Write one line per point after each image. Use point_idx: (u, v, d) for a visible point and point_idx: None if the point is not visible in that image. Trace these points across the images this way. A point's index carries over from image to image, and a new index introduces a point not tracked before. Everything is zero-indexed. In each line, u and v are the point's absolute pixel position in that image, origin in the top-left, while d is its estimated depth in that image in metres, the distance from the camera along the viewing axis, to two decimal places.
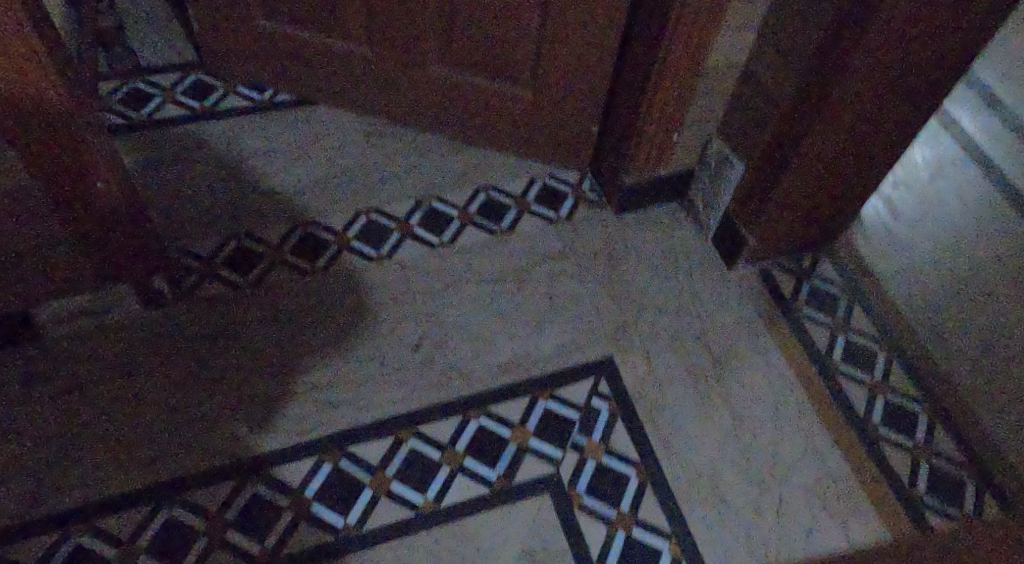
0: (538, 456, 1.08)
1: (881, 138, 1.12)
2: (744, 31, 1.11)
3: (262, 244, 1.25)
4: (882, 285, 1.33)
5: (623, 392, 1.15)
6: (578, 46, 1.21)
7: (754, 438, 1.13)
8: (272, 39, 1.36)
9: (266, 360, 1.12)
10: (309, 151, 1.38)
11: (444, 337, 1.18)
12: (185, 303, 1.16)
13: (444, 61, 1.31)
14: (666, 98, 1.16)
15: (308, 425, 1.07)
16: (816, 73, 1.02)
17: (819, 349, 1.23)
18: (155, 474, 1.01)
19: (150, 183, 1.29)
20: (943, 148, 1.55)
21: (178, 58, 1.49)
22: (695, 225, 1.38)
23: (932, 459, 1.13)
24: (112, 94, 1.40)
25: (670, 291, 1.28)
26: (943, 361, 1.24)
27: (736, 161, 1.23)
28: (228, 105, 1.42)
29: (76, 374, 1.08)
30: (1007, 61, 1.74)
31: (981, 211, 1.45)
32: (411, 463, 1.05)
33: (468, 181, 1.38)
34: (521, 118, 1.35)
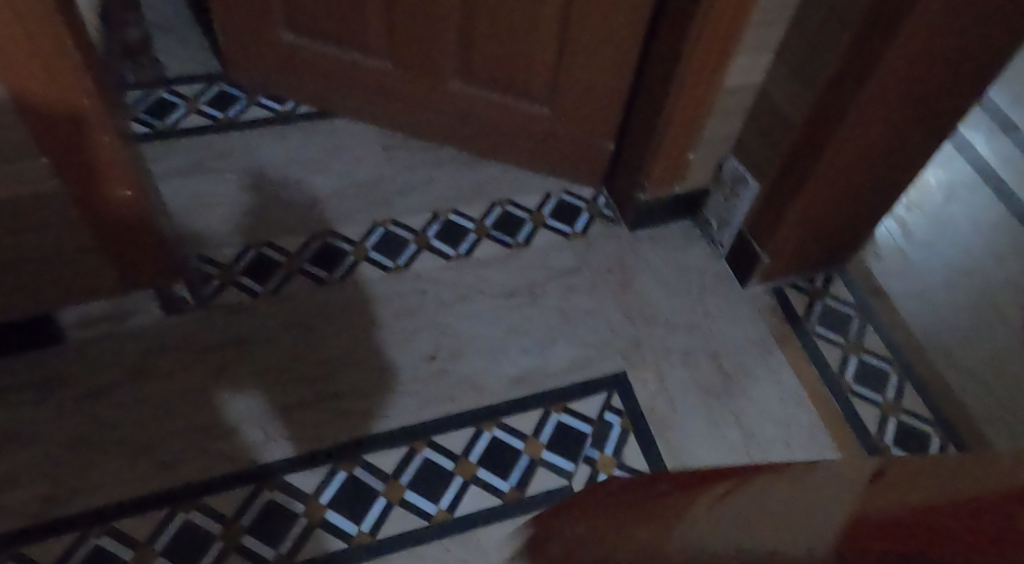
0: (550, 469, 1.09)
1: (895, 159, 1.13)
2: (761, 53, 1.12)
3: (281, 253, 1.27)
4: (894, 305, 1.33)
5: (635, 407, 1.16)
6: (596, 63, 1.22)
7: (765, 454, 1.14)
8: (295, 52, 1.39)
9: (283, 367, 1.14)
10: (329, 162, 1.40)
11: (459, 348, 1.20)
12: (205, 309, 1.18)
13: (464, 76, 1.33)
14: (682, 117, 1.18)
15: (323, 432, 1.09)
16: (833, 95, 1.03)
17: (830, 368, 1.24)
18: (172, 478, 1.03)
19: (173, 191, 1.32)
20: (956, 170, 1.56)
21: (202, 69, 1.51)
22: (709, 242, 1.39)
23: None
24: (137, 103, 1.43)
25: (682, 307, 1.29)
26: (955, 383, 1.24)
27: (751, 180, 1.25)
28: (250, 116, 1.45)
29: (97, 377, 1.10)
30: (1020, 85, 1.75)
31: (993, 234, 1.46)
32: (425, 473, 1.07)
33: (484, 195, 1.40)
34: (538, 133, 1.37)
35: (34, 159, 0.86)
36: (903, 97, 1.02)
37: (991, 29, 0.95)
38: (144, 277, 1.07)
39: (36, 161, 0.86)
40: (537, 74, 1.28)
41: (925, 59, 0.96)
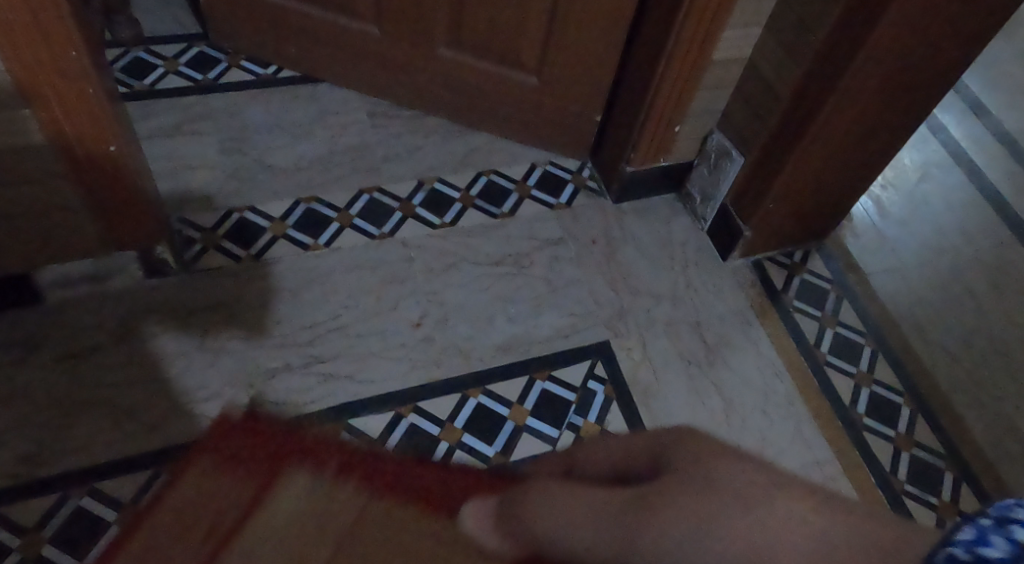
0: (536, 435, 1.10)
1: (877, 136, 1.15)
2: (750, 29, 1.13)
3: (264, 218, 1.25)
4: (869, 280, 1.37)
5: (618, 375, 1.18)
6: (586, 34, 1.22)
7: (746, 425, 1.16)
8: (278, 13, 1.36)
9: (269, 332, 1.13)
10: (313, 127, 1.38)
11: (446, 315, 1.20)
12: (187, 273, 1.17)
13: (452, 44, 1.32)
14: (671, 89, 1.18)
15: (308, 398, 1.08)
16: (821, 69, 1.04)
17: (807, 340, 1.27)
18: (155, 441, 1.02)
19: (153, 152, 1.29)
20: (930, 151, 1.60)
21: (182, 30, 1.48)
22: (692, 216, 1.41)
23: (913, 448, 1.17)
24: (114, 62, 1.39)
25: (666, 281, 1.31)
26: (926, 356, 1.28)
27: (735, 154, 1.26)
28: (231, 79, 1.42)
29: (78, 339, 1.08)
30: (993, 71, 1.79)
31: (964, 213, 1.50)
32: (412, 437, 1.07)
33: (470, 164, 1.39)
34: (526, 104, 1.37)
35: (18, 108, 0.83)
36: (887, 76, 1.03)
37: (977, 7, 0.96)
38: (126, 237, 1.05)
39: (19, 111, 0.84)
40: (526, 42, 1.27)
41: (914, 34, 0.98)
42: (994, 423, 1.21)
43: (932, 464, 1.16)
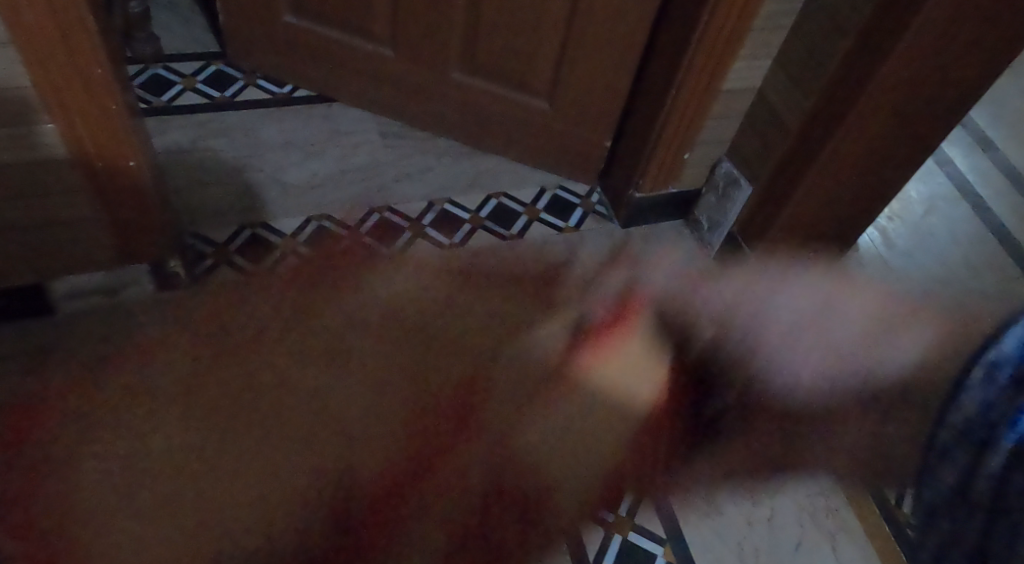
0: (540, 457, 1.11)
1: (883, 170, 1.16)
2: (760, 61, 1.15)
3: (277, 234, 1.27)
4: (874, 311, 1.37)
5: (624, 402, 1.19)
6: (598, 60, 1.24)
7: (749, 453, 1.16)
8: (297, 34, 1.39)
9: (276, 349, 1.14)
10: (326, 146, 1.40)
11: (452, 335, 1.21)
12: (198, 289, 1.18)
13: (466, 68, 1.34)
14: (681, 116, 1.20)
15: (314, 414, 1.09)
16: (831, 99, 1.06)
17: (813, 370, 1.27)
18: (163, 452, 1.02)
19: (168, 167, 1.31)
20: (936, 183, 1.61)
21: (200, 48, 1.50)
22: (698, 242, 1.42)
23: (918, 482, 1.17)
24: (133, 78, 1.42)
25: (673, 308, 1.31)
26: (932, 388, 1.28)
27: (744, 183, 1.27)
28: (246, 98, 1.44)
29: (88, 349, 1.09)
30: (1000, 105, 1.80)
31: (970, 246, 1.51)
32: (415, 456, 1.08)
33: (481, 186, 1.41)
34: (537, 128, 1.38)
35: (41, 121, 0.85)
36: (895, 110, 1.05)
37: (986, 43, 0.97)
38: (140, 249, 1.06)
39: (43, 125, 0.86)
40: (539, 68, 1.29)
41: (923, 68, 0.99)
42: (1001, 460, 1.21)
43: (938, 497, 1.16)
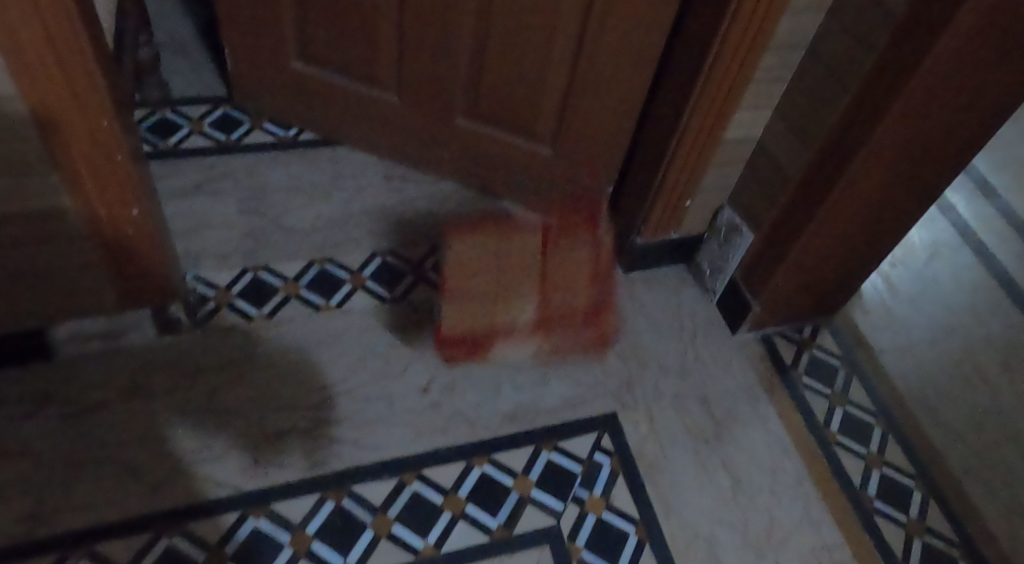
0: (539, 507, 1.09)
1: (885, 219, 1.16)
2: (761, 111, 1.16)
3: (279, 278, 1.27)
4: (878, 358, 1.36)
5: (625, 449, 1.17)
6: (600, 107, 1.25)
7: (753, 505, 1.15)
8: (304, 79, 1.40)
9: (275, 395, 1.13)
10: (331, 190, 1.41)
11: (454, 381, 1.20)
12: (199, 334, 1.17)
13: (471, 114, 1.35)
14: (682, 164, 1.20)
15: (311, 461, 1.08)
16: (834, 148, 1.06)
17: (817, 419, 1.25)
18: (160, 501, 1.01)
19: (175, 211, 1.32)
20: (940, 229, 1.61)
21: (208, 91, 1.52)
22: (701, 287, 1.41)
23: (925, 535, 1.15)
24: (141, 121, 1.43)
25: (674, 355, 1.30)
26: (938, 439, 1.26)
27: (746, 231, 1.27)
28: (252, 141, 1.46)
29: (88, 394, 1.09)
30: (1001, 152, 1.81)
31: (974, 294, 1.50)
32: (414, 506, 1.06)
33: (482, 231, 1.41)
34: (542, 175, 1.39)
35: (46, 172, 0.86)
36: (898, 158, 1.04)
37: (992, 90, 0.98)
38: (143, 295, 1.06)
39: (47, 177, 0.86)
40: (542, 115, 1.30)
41: (927, 117, 0.99)
42: (1007, 513, 1.19)
43: (944, 553, 1.14)
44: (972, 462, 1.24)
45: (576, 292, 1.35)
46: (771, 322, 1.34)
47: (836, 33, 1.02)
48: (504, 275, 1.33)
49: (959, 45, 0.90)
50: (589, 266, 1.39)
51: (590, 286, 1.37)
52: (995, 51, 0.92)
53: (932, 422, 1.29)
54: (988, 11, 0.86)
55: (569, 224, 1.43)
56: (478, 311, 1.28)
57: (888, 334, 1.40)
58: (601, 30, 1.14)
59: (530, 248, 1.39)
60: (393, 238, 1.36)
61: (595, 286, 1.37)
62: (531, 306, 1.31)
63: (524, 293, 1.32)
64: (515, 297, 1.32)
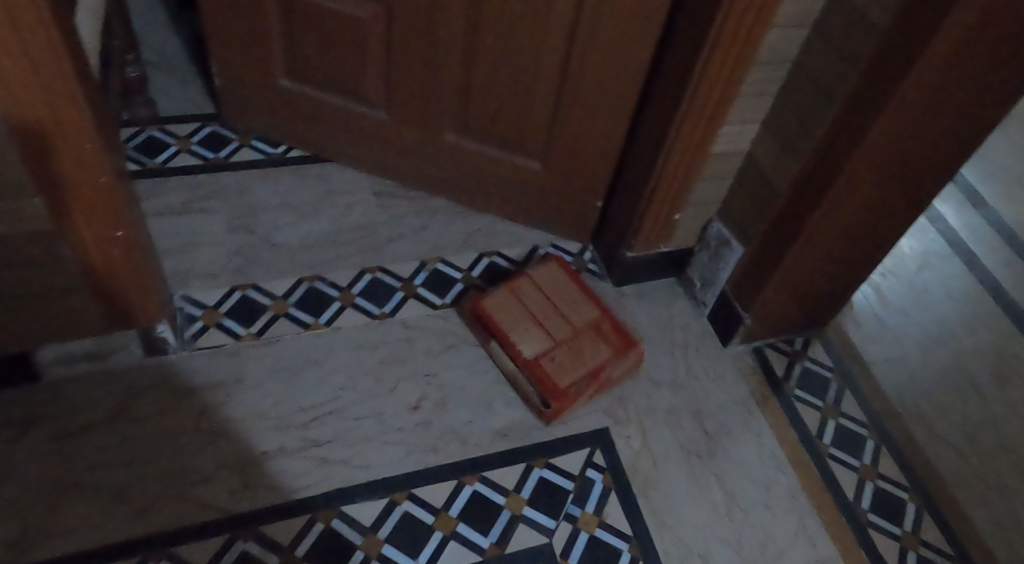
0: (532, 525, 1.09)
1: (875, 230, 1.16)
2: (748, 124, 1.16)
3: (267, 296, 1.26)
4: (870, 370, 1.36)
5: (618, 465, 1.17)
6: (589, 121, 1.25)
7: (747, 520, 1.14)
8: (292, 96, 1.40)
9: (264, 415, 1.13)
10: (320, 207, 1.41)
11: (445, 398, 1.19)
12: (187, 354, 1.16)
13: (459, 130, 1.35)
14: (671, 177, 1.20)
15: (301, 482, 1.07)
16: (821, 161, 1.06)
17: (810, 431, 1.25)
18: (147, 525, 1.00)
19: (162, 230, 1.31)
20: (929, 239, 1.61)
21: (197, 109, 1.52)
22: (692, 301, 1.41)
23: (919, 547, 1.15)
24: (128, 140, 1.43)
25: (666, 368, 1.30)
26: (931, 450, 1.26)
27: (735, 243, 1.27)
28: (240, 158, 1.45)
29: (74, 417, 1.07)
30: (988, 162, 1.82)
31: (965, 304, 1.50)
32: (405, 526, 1.05)
33: (473, 245, 1.41)
34: (532, 189, 1.39)
35: (29, 195, 0.85)
36: (885, 170, 1.05)
37: (979, 101, 0.98)
38: (130, 316, 1.06)
39: (30, 199, 0.86)
40: (531, 131, 1.30)
41: (914, 129, 0.99)
42: (1000, 524, 1.19)
43: None
44: (965, 473, 1.24)
45: (570, 369, 1.19)
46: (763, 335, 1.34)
47: (821, 47, 1.03)
48: (544, 305, 1.25)
49: (944, 58, 0.90)
50: (598, 363, 1.21)
51: (584, 377, 1.19)
52: (981, 62, 0.92)
53: (925, 433, 1.28)
54: (972, 24, 0.87)
55: (619, 333, 1.25)
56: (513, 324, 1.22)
57: (879, 345, 1.40)
58: (588, 45, 1.14)
59: (576, 315, 1.25)
60: (384, 254, 1.36)
61: (588, 381, 1.19)
62: (538, 350, 1.19)
63: (532, 337, 1.21)
64: (532, 334, 1.21)
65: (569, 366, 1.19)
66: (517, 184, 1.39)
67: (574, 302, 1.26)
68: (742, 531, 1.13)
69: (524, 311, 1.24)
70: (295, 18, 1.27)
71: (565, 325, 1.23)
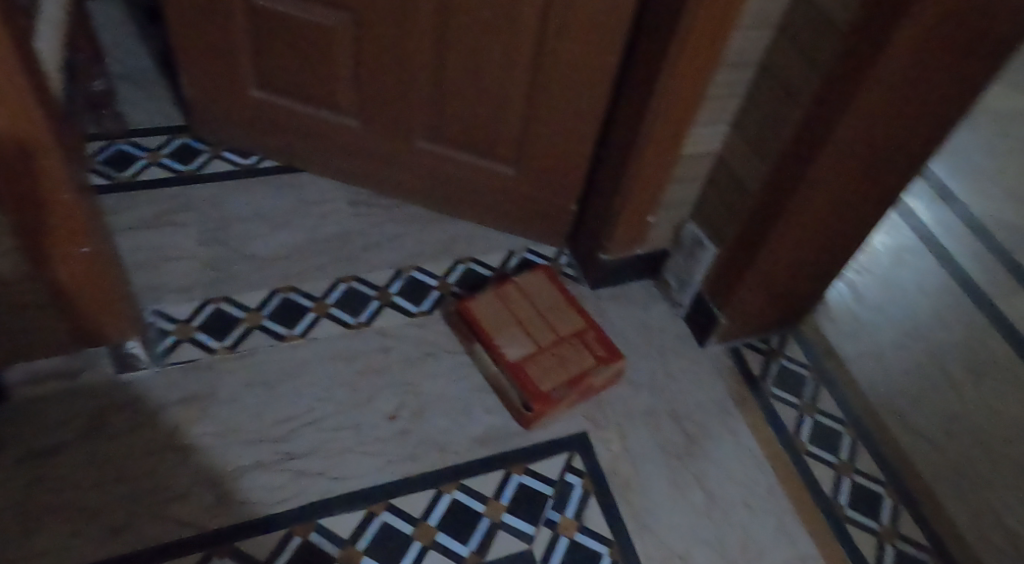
0: (512, 531, 1.08)
1: (845, 227, 1.17)
2: (717, 125, 1.17)
3: (241, 308, 1.25)
4: (846, 366, 1.37)
5: (597, 469, 1.17)
6: (560, 126, 1.25)
7: (726, 519, 1.15)
8: (263, 107, 1.39)
9: (239, 429, 1.11)
10: (293, 217, 1.40)
11: (422, 407, 1.19)
12: (160, 370, 1.15)
13: (432, 137, 1.35)
14: (643, 180, 1.21)
15: (277, 496, 1.06)
16: (789, 161, 1.07)
17: (787, 429, 1.26)
18: (120, 544, 0.99)
19: (132, 244, 1.30)
20: (902, 235, 1.63)
21: (166, 121, 1.50)
22: (669, 302, 1.41)
23: (897, 541, 1.16)
24: (96, 154, 1.41)
25: (644, 370, 1.30)
26: (907, 444, 1.27)
27: (708, 243, 1.27)
28: (211, 170, 1.44)
29: (45, 437, 1.06)
30: (958, 157, 1.84)
31: (938, 298, 1.52)
32: (383, 537, 1.05)
33: (449, 252, 1.41)
34: (507, 195, 1.39)
35: None
36: (852, 169, 1.05)
37: (942, 96, 0.99)
38: (98, 332, 1.04)
39: None
40: (504, 137, 1.30)
41: (879, 127, 1.00)
42: (977, 515, 1.20)
43: (916, 558, 1.14)
44: (940, 466, 1.25)
45: (553, 374, 1.18)
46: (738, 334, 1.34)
47: (786, 48, 1.04)
48: (530, 311, 1.24)
49: (904, 56, 0.91)
50: (581, 371, 1.20)
51: (566, 384, 1.18)
52: (942, 59, 0.93)
53: (900, 427, 1.29)
54: (931, 22, 0.87)
55: (604, 345, 1.24)
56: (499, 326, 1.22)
57: (854, 342, 1.41)
58: (557, 51, 1.15)
59: (561, 323, 1.24)
60: (358, 263, 1.35)
61: (569, 388, 1.18)
62: (524, 352, 1.19)
63: (517, 340, 1.21)
64: (519, 337, 1.21)
65: (552, 371, 1.18)
66: (492, 190, 1.39)
67: (560, 310, 1.26)
68: (721, 530, 1.13)
69: (511, 315, 1.23)
70: (262, 28, 1.26)
71: (550, 331, 1.23)
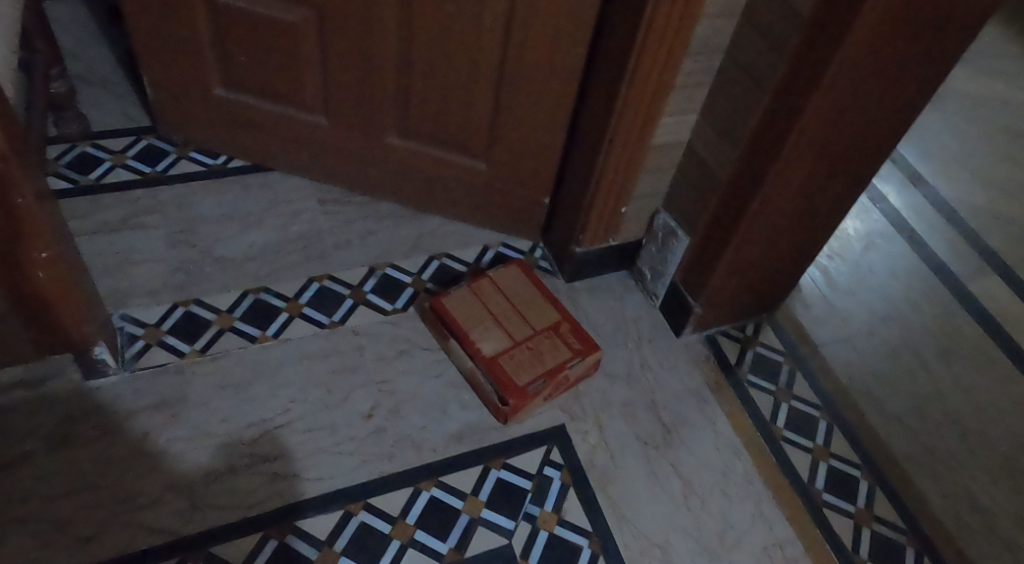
0: (491, 527, 1.08)
1: (815, 213, 1.17)
2: (686, 115, 1.17)
3: (211, 310, 1.23)
4: (821, 352, 1.38)
5: (575, 461, 1.17)
6: (530, 118, 1.25)
7: (705, 507, 1.15)
8: (229, 106, 1.37)
9: (212, 434, 1.10)
10: (263, 217, 1.38)
11: (398, 405, 1.18)
12: (129, 375, 1.13)
13: (401, 133, 1.33)
14: (614, 171, 1.20)
15: (252, 499, 1.05)
16: (757, 149, 1.07)
17: (763, 416, 1.26)
18: (93, 554, 0.97)
19: (98, 248, 1.28)
20: (873, 219, 1.64)
21: (131, 122, 1.48)
22: (644, 293, 1.41)
23: (873, 524, 1.17)
24: (59, 158, 1.39)
25: (620, 362, 1.30)
26: (881, 427, 1.28)
27: (681, 233, 1.28)
28: (178, 171, 1.42)
29: (12, 447, 1.04)
30: (926, 141, 1.86)
31: (909, 281, 1.53)
32: (361, 537, 1.04)
33: (422, 248, 1.40)
34: (479, 189, 1.38)
35: None
36: (819, 155, 1.06)
37: (905, 80, 0.99)
38: (63, 339, 1.02)
39: None
40: (473, 131, 1.29)
41: (844, 113, 1.00)
42: (950, 495, 1.22)
43: (893, 539, 1.15)
44: (914, 448, 1.27)
45: (529, 368, 1.17)
46: (713, 323, 1.35)
47: (751, 36, 1.04)
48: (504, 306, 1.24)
49: (867, 42, 0.91)
50: (558, 363, 1.19)
51: (542, 377, 1.17)
52: (905, 43, 0.94)
53: (875, 411, 1.30)
54: (892, 8, 0.88)
55: (580, 337, 1.23)
56: (474, 321, 1.21)
57: (828, 327, 1.42)
58: (523, 43, 1.14)
59: (535, 316, 1.24)
60: (330, 262, 1.34)
61: (546, 381, 1.17)
62: (499, 347, 1.19)
63: (492, 336, 1.20)
64: (493, 333, 1.20)
65: (527, 365, 1.18)
66: (464, 184, 1.38)
67: (534, 304, 1.25)
68: (700, 518, 1.14)
69: (486, 310, 1.23)
70: (225, 26, 1.24)
71: (525, 326, 1.22)
